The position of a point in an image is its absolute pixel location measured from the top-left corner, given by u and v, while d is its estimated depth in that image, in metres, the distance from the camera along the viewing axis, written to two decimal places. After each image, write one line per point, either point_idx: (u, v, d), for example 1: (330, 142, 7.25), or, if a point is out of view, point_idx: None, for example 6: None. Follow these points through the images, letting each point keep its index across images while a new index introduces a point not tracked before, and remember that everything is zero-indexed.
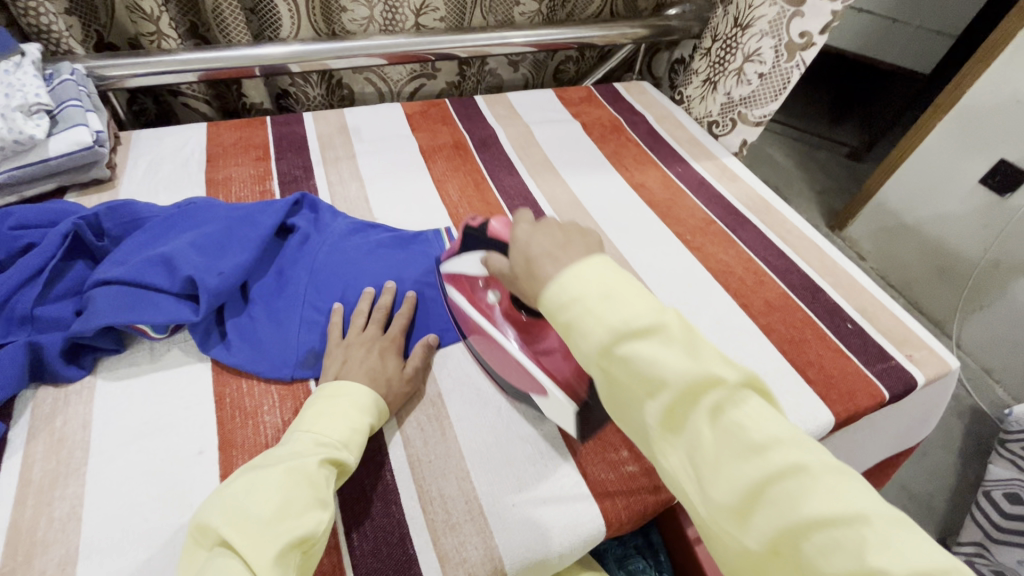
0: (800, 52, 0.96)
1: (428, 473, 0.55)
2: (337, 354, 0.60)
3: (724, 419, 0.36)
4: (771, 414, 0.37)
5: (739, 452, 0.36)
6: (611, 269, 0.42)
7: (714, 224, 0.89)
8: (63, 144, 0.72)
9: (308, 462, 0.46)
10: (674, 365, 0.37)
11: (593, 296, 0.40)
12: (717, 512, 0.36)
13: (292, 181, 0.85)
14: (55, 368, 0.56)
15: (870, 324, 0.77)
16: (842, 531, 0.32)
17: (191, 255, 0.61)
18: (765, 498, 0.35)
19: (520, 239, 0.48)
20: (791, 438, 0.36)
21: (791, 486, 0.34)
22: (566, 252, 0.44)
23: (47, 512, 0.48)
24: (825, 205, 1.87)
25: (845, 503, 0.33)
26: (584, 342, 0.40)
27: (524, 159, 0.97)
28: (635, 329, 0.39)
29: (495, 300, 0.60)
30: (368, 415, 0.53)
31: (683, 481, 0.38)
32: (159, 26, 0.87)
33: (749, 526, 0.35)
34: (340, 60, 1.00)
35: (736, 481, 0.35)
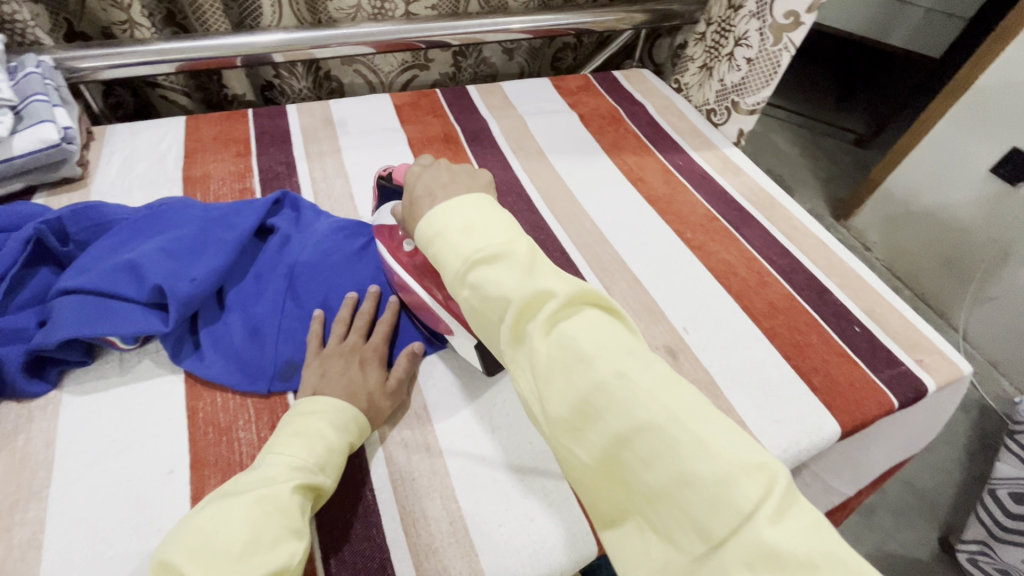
0: (788, 33, 0.90)
1: (411, 492, 0.52)
2: (314, 365, 0.56)
3: (558, 334, 0.37)
4: (606, 328, 0.37)
5: (571, 365, 0.36)
6: (475, 202, 0.45)
7: (717, 221, 0.85)
8: (28, 141, 0.68)
9: (281, 489, 0.43)
10: (514, 285, 0.39)
11: (452, 228, 0.44)
12: (555, 429, 0.37)
13: (274, 177, 0.82)
14: (16, 384, 0.53)
15: (878, 327, 0.73)
16: (656, 434, 0.33)
17: (161, 261, 0.58)
18: (594, 411, 0.35)
19: (411, 177, 0.53)
20: (622, 348, 0.36)
21: (616, 395, 0.35)
22: (446, 189, 0.49)
23: (6, 539, 0.45)
24: (830, 194, 1.83)
25: (665, 411, 0.33)
26: (444, 270, 0.43)
27: (517, 152, 0.93)
28: (484, 257, 0.41)
29: (411, 249, 0.61)
30: (347, 434, 0.51)
31: (528, 401, 0.39)
32: (131, 14, 0.83)
33: (582, 438, 0.36)
34: (324, 49, 0.95)
35: (568, 395, 0.36)
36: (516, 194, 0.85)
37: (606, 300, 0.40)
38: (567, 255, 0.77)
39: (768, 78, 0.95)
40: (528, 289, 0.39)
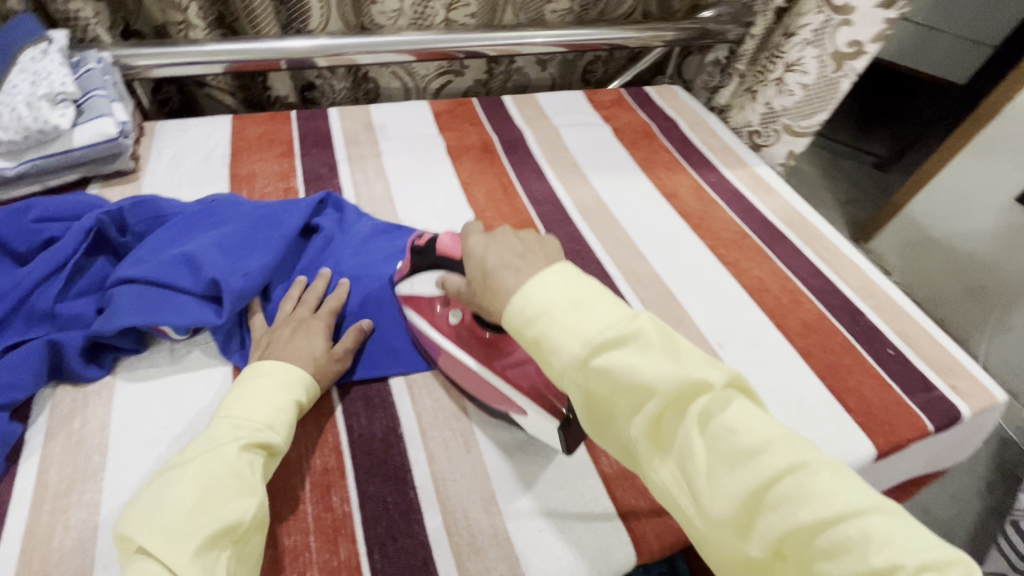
0: (850, 61, 0.93)
1: (452, 491, 0.53)
2: (263, 340, 0.57)
3: (713, 427, 0.36)
4: (760, 417, 0.37)
5: (732, 457, 0.35)
6: (572, 277, 0.43)
7: (749, 238, 0.86)
8: (87, 134, 0.70)
9: (227, 452, 0.43)
10: (657, 373, 0.38)
11: (561, 305, 0.41)
12: (717, 527, 0.35)
13: (317, 178, 0.83)
14: (74, 368, 0.54)
15: (912, 350, 0.73)
16: (841, 528, 0.32)
17: (215, 255, 0.60)
18: (765, 503, 0.34)
19: (473, 251, 0.49)
20: (782, 437, 0.36)
21: (790, 487, 0.34)
22: (524, 261, 0.46)
23: (63, 519, 0.47)
24: (849, 216, 1.82)
25: (843, 501, 0.33)
26: (558, 357, 0.40)
27: (553, 163, 0.94)
28: (621, 343, 0.39)
29: (457, 320, 0.59)
30: (294, 393, 0.51)
31: (676, 493, 0.38)
32: (188, 15, 0.86)
33: (750, 533, 0.35)
34: (367, 56, 0.97)
35: (733, 490, 0.35)
36: (552, 205, 0.87)
37: (748, 388, 0.40)
38: (602, 267, 0.78)
39: (823, 104, 0.99)
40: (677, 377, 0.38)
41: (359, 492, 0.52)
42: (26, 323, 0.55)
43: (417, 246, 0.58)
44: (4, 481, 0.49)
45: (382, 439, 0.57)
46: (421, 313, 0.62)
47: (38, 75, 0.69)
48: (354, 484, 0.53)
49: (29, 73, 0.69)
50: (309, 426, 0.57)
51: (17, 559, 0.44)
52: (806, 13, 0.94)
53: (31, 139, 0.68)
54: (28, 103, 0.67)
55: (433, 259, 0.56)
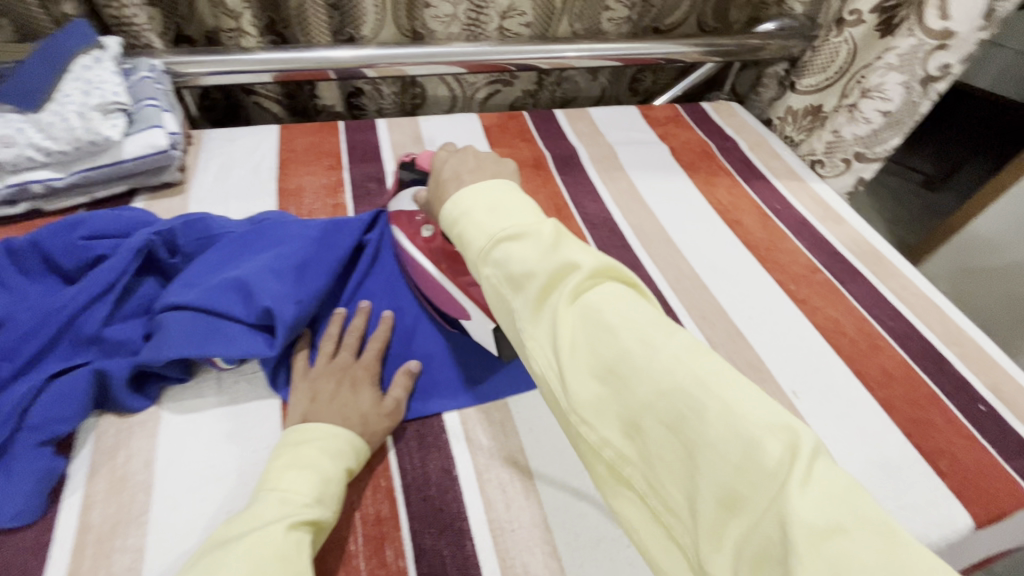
0: (936, 85, 0.87)
1: (514, 548, 0.49)
2: (303, 389, 0.54)
3: (582, 304, 0.36)
4: (632, 301, 0.37)
5: (593, 333, 0.35)
6: (505, 186, 0.44)
7: (820, 273, 0.80)
8: (138, 146, 0.68)
9: (274, 531, 0.39)
10: (537, 258, 0.38)
11: (479, 208, 0.42)
12: (575, 402, 0.35)
13: (366, 194, 0.80)
14: (120, 398, 0.52)
15: (1005, 407, 0.67)
16: (680, 398, 0.32)
17: (269, 282, 0.57)
18: (617, 375, 0.34)
19: (438, 162, 0.51)
20: (645, 320, 0.35)
21: (639, 359, 0.33)
22: (473, 172, 0.47)
23: (106, 565, 0.44)
24: (897, 237, 1.70)
25: (684, 371, 0.32)
26: (468, 250, 0.42)
27: (608, 184, 0.90)
28: (513, 233, 0.40)
29: (429, 235, 0.64)
30: (343, 460, 0.48)
31: (547, 377, 0.36)
32: (240, 23, 0.84)
33: (602, 408, 0.34)
34: (417, 66, 0.94)
35: (591, 362, 0.35)
36: (609, 229, 0.82)
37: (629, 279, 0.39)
38: (664, 298, 0.73)
39: (900, 130, 0.93)
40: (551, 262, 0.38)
41: (415, 545, 0.49)
42: (72, 349, 0.53)
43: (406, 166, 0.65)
44: (46, 520, 0.46)
45: (437, 485, 0.53)
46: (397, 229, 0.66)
47: (91, 84, 0.67)
48: (408, 537, 0.49)
49: (82, 82, 0.67)
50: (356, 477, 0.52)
51: None
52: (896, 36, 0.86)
53: (82, 150, 0.66)
54: (80, 113, 0.65)
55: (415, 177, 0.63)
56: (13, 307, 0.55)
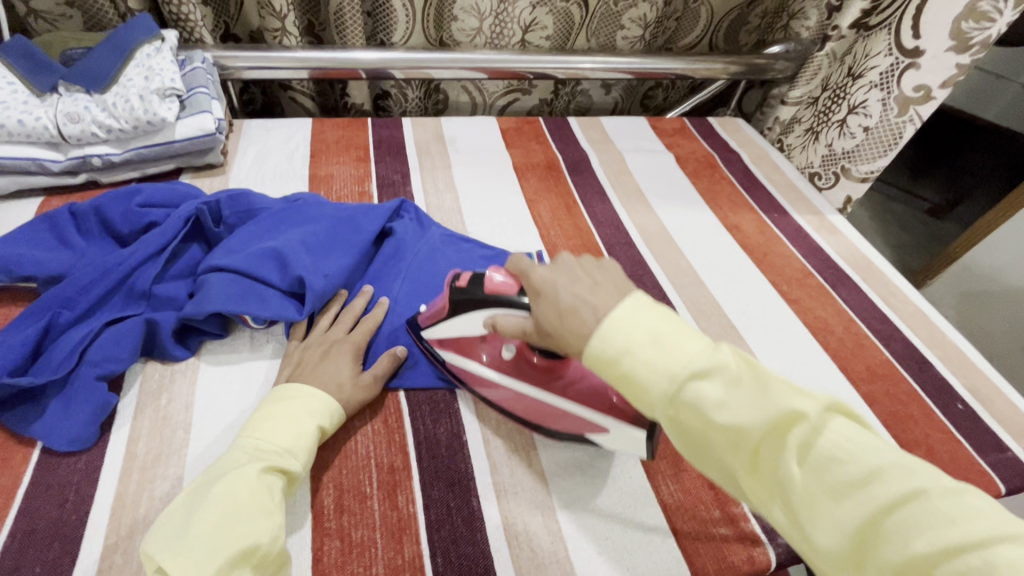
0: (916, 106, 0.92)
1: (514, 503, 0.54)
2: (294, 355, 0.59)
3: (815, 456, 0.34)
4: (863, 439, 0.34)
5: (838, 492, 0.33)
6: (655, 310, 0.39)
7: (813, 277, 0.85)
8: (188, 128, 0.75)
9: (245, 472, 0.45)
10: (744, 413, 0.35)
11: (641, 342, 0.38)
12: (829, 561, 0.33)
13: (390, 185, 0.87)
14: (164, 347, 0.58)
15: (983, 408, 0.71)
16: (965, 561, 0.29)
17: (302, 254, 0.63)
18: (880, 537, 0.31)
19: (544, 288, 0.45)
20: (893, 464, 0.33)
21: (904, 520, 0.31)
22: (596, 295, 0.42)
23: (149, 490, 0.49)
24: (901, 261, 1.74)
25: (962, 530, 0.30)
26: (648, 396, 0.38)
27: (615, 187, 0.95)
28: (709, 371, 0.37)
29: (509, 354, 0.57)
30: (317, 418, 0.52)
31: (786, 527, 0.35)
32: (284, 23, 0.91)
33: (866, 569, 0.32)
34: (443, 70, 1.01)
35: (843, 521, 0.32)
36: (614, 228, 0.88)
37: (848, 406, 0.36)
38: (664, 292, 0.79)
39: (885, 148, 0.97)
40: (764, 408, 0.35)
41: (423, 494, 0.54)
42: (125, 302, 0.59)
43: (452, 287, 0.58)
44: (97, 448, 0.51)
45: (446, 445, 0.58)
46: (463, 353, 0.60)
47: (151, 71, 0.74)
48: (418, 487, 0.54)
49: (144, 68, 0.74)
50: (371, 431, 0.58)
51: (106, 523, 0.47)
52: (876, 54, 0.93)
53: (139, 130, 0.73)
54: (140, 95, 0.72)
55: (479, 297, 0.54)
56: (73, 262, 0.61)
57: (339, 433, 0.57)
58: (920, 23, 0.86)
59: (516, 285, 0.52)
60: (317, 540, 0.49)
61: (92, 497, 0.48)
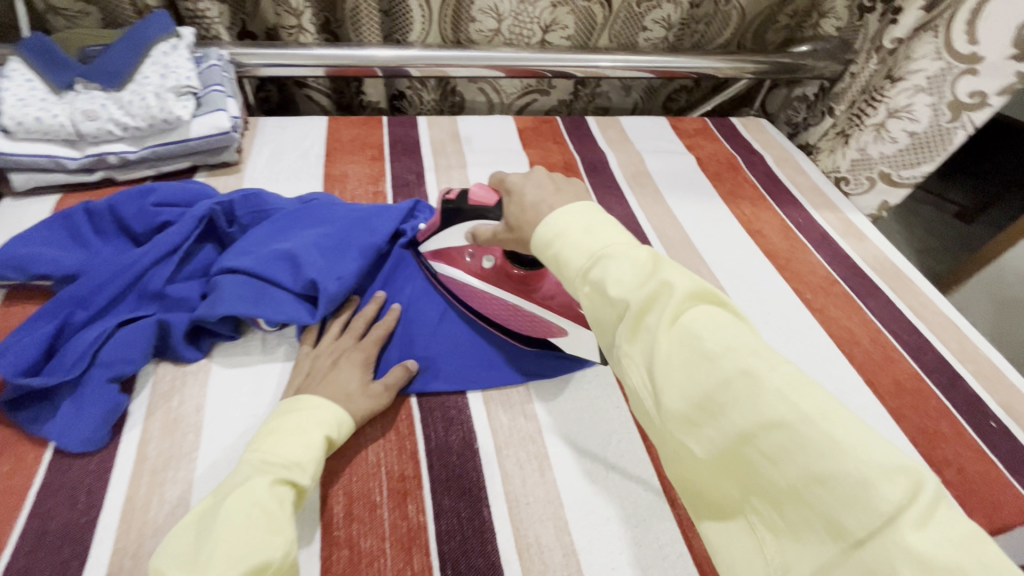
0: (967, 112, 0.87)
1: (526, 516, 0.53)
2: (305, 363, 0.57)
3: (681, 328, 0.35)
4: (729, 324, 0.35)
5: (693, 361, 0.34)
6: (597, 210, 0.43)
7: (839, 285, 0.82)
8: (203, 126, 0.75)
9: (257, 487, 0.43)
10: (630, 287, 0.37)
11: (575, 231, 0.42)
12: (671, 423, 0.35)
13: (405, 185, 0.86)
14: (176, 348, 0.57)
15: (1016, 425, 0.68)
16: (784, 430, 0.31)
17: (315, 257, 0.62)
18: (718, 405, 0.33)
19: (515, 190, 0.50)
20: (748, 347, 0.34)
21: (742, 393, 0.32)
22: (558, 197, 0.46)
23: (159, 493, 0.49)
24: (926, 266, 1.68)
25: (791, 406, 0.31)
26: (568, 270, 0.41)
27: (634, 189, 0.93)
28: (610, 255, 0.39)
29: (490, 264, 0.64)
30: (325, 428, 0.50)
31: (641, 394, 0.36)
32: (301, 20, 0.90)
33: (699, 430, 0.34)
34: (460, 68, 0.99)
35: (689, 388, 0.34)
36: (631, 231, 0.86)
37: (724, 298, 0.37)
38: None
39: (929, 154, 0.93)
40: (648, 282, 0.37)
41: (434, 504, 0.52)
42: (138, 301, 0.59)
43: (448, 202, 0.59)
44: (108, 449, 0.51)
45: (458, 453, 0.57)
46: (450, 263, 0.66)
47: (167, 68, 0.74)
48: (429, 497, 0.53)
49: (160, 66, 0.74)
50: (383, 437, 0.57)
51: (116, 526, 0.46)
52: (919, 57, 0.90)
53: (155, 128, 0.73)
54: (156, 93, 0.72)
55: (466, 211, 0.57)
56: (88, 261, 0.61)
57: (353, 441, 0.56)
58: (976, 28, 0.82)
59: (495, 201, 0.54)
60: (326, 550, 0.48)
61: (103, 499, 0.48)
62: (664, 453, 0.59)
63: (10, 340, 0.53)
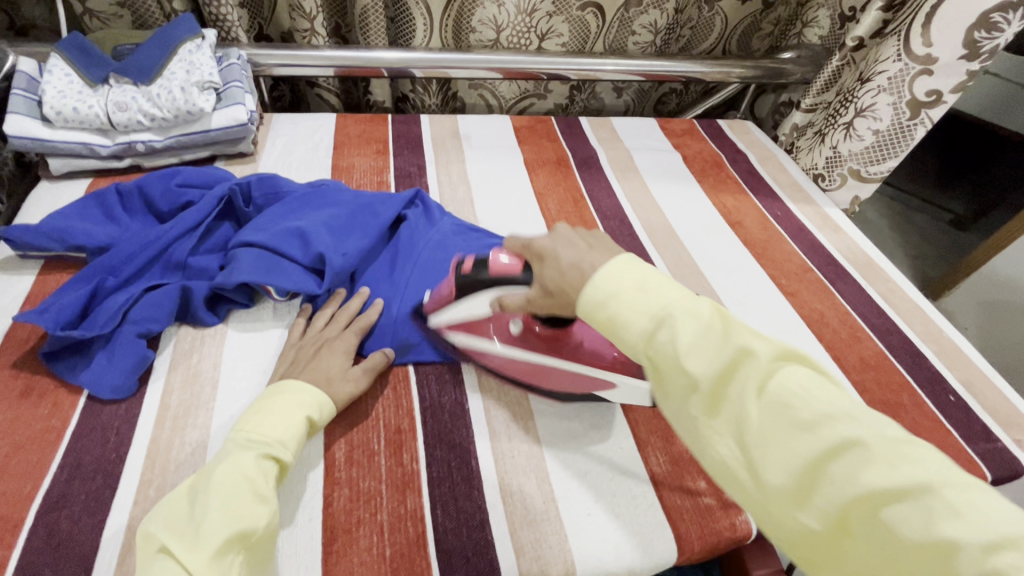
0: (926, 109, 0.94)
1: (511, 467, 0.58)
2: (290, 353, 0.61)
3: (770, 397, 0.37)
4: (819, 386, 0.37)
5: (789, 431, 0.36)
6: (638, 264, 0.44)
7: (812, 272, 0.87)
8: (223, 118, 0.81)
9: (243, 460, 0.47)
10: (705, 356, 0.39)
11: (626, 289, 0.42)
12: (775, 497, 0.36)
13: (407, 176, 0.92)
14: (196, 312, 0.63)
15: (975, 400, 0.73)
16: (908, 502, 0.32)
17: (324, 234, 0.68)
18: (823, 475, 0.34)
19: (546, 252, 0.50)
20: (844, 412, 0.36)
21: (849, 462, 0.34)
22: (592, 255, 0.47)
23: (181, 436, 0.54)
24: (919, 272, 1.68)
25: (904, 475, 0.32)
26: (628, 336, 0.42)
27: (622, 183, 0.99)
28: (673, 315, 0.40)
29: (519, 327, 0.61)
30: (306, 409, 0.53)
31: (734, 467, 0.38)
32: (313, 24, 0.97)
33: (808, 505, 0.35)
34: (460, 70, 1.06)
35: (790, 461, 0.35)
36: (619, 221, 0.91)
37: (804, 358, 0.39)
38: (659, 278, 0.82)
39: (893, 150, 0.99)
40: (725, 350, 0.39)
41: (426, 454, 0.58)
42: (164, 271, 0.65)
43: (463, 272, 0.59)
44: (136, 398, 0.57)
45: (449, 411, 0.62)
46: (471, 333, 0.64)
47: (192, 66, 0.81)
48: (423, 448, 0.58)
49: (185, 63, 0.81)
50: (381, 396, 0.62)
51: (143, 462, 0.52)
52: (883, 60, 0.94)
53: (179, 119, 0.80)
54: (182, 88, 0.79)
55: (487, 280, 0.57)
56: (119, 235, 0.67)
57: (357, 403, 0.61)
58: (931, 29, 0.87)
59: (520, 266, 0.55)
60: (328, 489, 0.54)
61: (131, 439, 0.54)
62: (639, 417, 0.64)
63: (50, 299, 0.59)
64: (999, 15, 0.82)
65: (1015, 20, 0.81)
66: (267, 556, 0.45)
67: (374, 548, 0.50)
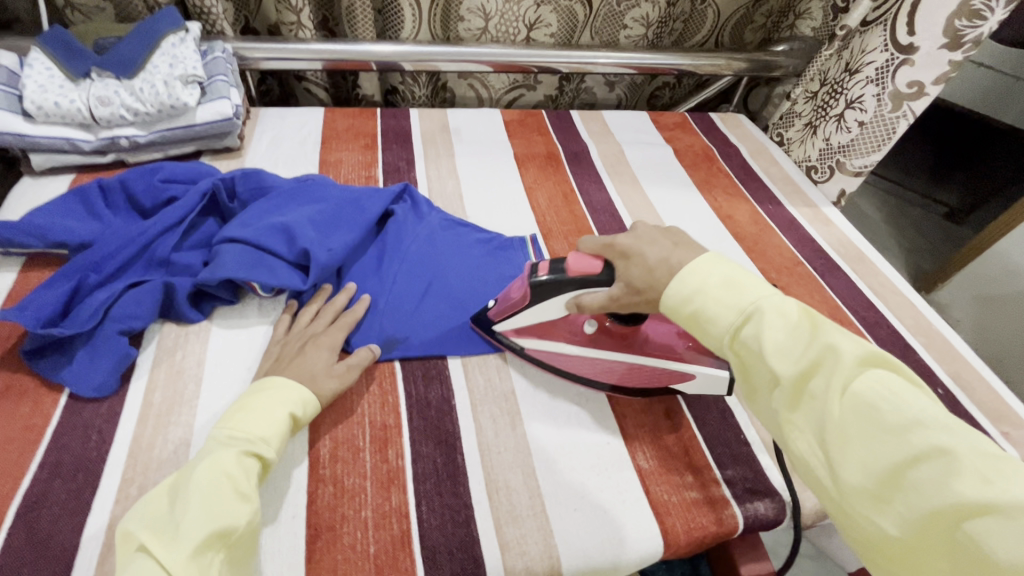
0: (909, 102, 0.93)
1: (497, 463, 0.58)
2: (274, 349, 0.60)
3: (854, 398, 0.37)
4: (909, 392, 0.37)
5: (875, 433, 0.36)
6: (727, 263, 0.46)
7: (802, 266, 0.87)
8: (208, 113, 0.80)
9: (224, 458, 0.47)
10: (791, 351, 0.40)
11: (714, 286, 0.44)
12: (852, 498, 0.36)
13: (396, 171, 0.91)
14: (181, 309, 0.63)
15: (963, 393, 0.73)
16: (997, 518, 0.31)
17: (309, 230, 0.67)
18: (905, 481, 0.35)
19: (631, 251, 0.50)
20: (936, 421, 0.35)
21: (933, 471, 0.34)
22: (676, 252, 0.48)
23: (163, 434, 0.54)
24: (913, 265, 1.68)
25: (998, 491, 0.32)
26: (713, 328, 0.44)
27: (613, 177, 0.99)
28: (762, 310, 0.42)
29: (593, 327, 0.63)
30: (290, 406, 0.53)
31: (813, 464, 0.39)
32: (300, 17, 0.96)
33: (888, 509, 0.35)
34: (450, 64, 1.05)
35: (871, 463, 0.36)
36: (608, 215, 0.91)
37: (896, 365, 0.39)
38: None
39: (879, 144, 0.98)
40: (811, 348, 0.40)
41: (412, 450, 0.58)
42: (147, 267, 0.65)
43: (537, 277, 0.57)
44: (118, 396, 0.57)
45: (436, 407, 0.62)
46: (544, 337, 0.64)
47: (175, 59, 0.80)
48: (408, 444, 0.58)
49: (168, 57, 0.79)
50: (367, 392, 0.62)
51: (124, 460, 0.52)
52: (871, 50, 0.95)
53: (163, 113, 0.79)
54: (165, 81, 0.78)
55: (565, 283, 0.54)
56: (102, 231, 0.67)
57: (343, 399, 0.61)
58: (916, 19, 0.87)
59: (600, 265, 0.53)
60: (312, 485, 0.53)
61: (113, 437, 0.53)
62: (626, 412, 0.64)
63: (30, 297, 0.59)
64: (981, 3, 0.80)
65: (997, 8, 0.79)
66: (250, 554, 0.45)
67: (358, 544, 0.50)
